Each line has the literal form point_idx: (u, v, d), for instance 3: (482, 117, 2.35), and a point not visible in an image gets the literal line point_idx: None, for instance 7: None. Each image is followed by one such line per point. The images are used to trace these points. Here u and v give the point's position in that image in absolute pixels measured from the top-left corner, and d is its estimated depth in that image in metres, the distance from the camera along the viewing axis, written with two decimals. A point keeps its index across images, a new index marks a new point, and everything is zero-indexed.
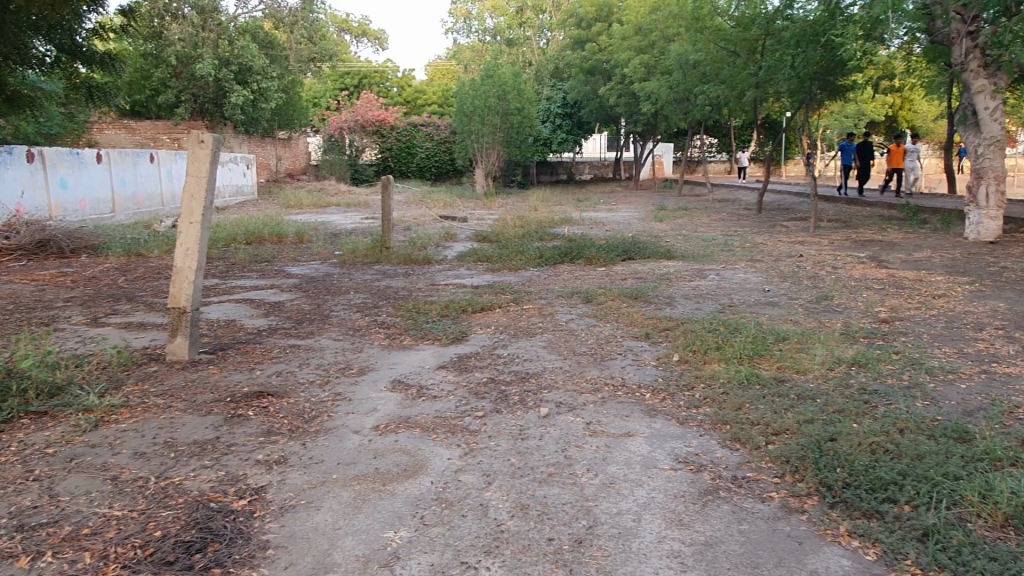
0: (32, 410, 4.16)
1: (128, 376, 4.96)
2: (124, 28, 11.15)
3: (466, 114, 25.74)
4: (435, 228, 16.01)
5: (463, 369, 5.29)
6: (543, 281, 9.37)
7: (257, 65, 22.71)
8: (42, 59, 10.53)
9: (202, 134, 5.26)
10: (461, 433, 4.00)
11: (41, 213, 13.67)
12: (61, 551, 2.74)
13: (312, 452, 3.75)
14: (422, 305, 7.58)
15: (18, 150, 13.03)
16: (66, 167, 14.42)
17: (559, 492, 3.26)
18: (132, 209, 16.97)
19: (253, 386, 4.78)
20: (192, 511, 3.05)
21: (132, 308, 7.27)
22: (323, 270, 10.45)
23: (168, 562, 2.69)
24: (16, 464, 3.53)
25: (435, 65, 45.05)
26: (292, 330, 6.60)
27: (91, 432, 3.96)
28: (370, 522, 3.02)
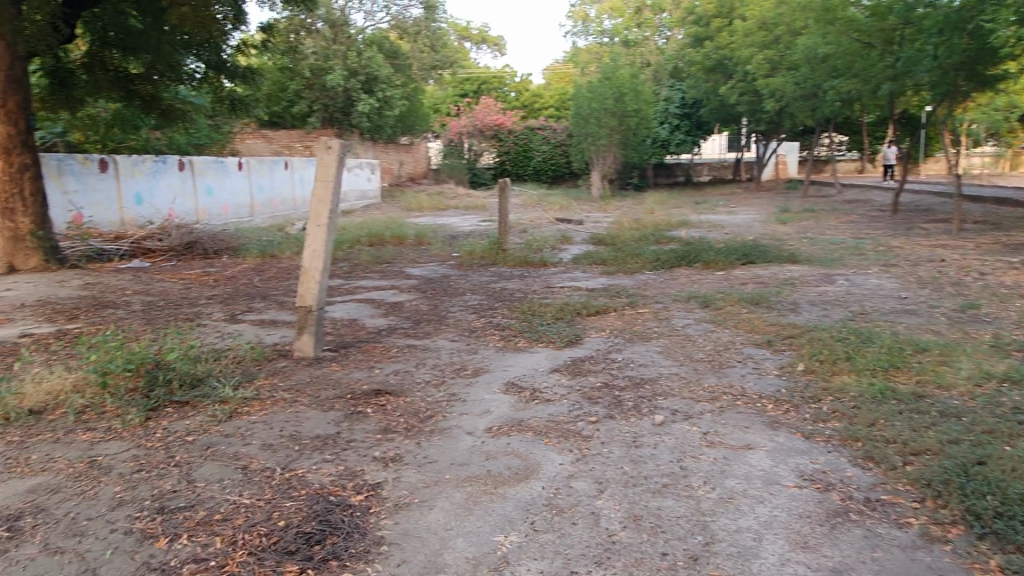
0: (176, 400, 4.40)
1: (260, 370, 5.23)
2: (264, 43, 11.87)
3: (582, 116, 25.59)
4: (550, 231, 16.06)
5: (576, 372, 5.23)
6: (659, 285, 9.17)
7: (383, 74, 24.04)
8: (193, 75, 11.32)
9: (330, 141, 5.45)
10: (573, 438, 3.94)
11: (189, 217, 14.81)
12: (195, 535, 2.91)
13: (427, 451, 3.81)
14: (537, 307, 7.59)
15: (171, 159, 14.17)
16: (211, 174, 15.55)
17: (672, 504, 3.15)
18: (268, 213, 18.08)
19: (373, 384, 4.92)
20: (313, 504, 3.16)
21: (265, 306, 7.72)
22: (442, 272, 10.69)
23: (289, 552, 2.79)
24: (160, 449, 3.78)
25: (554, 69, 45.27)
26: (410, 330, 6.78)
27: (225, 422, 4.20)
28: (481, 524, 3.02)
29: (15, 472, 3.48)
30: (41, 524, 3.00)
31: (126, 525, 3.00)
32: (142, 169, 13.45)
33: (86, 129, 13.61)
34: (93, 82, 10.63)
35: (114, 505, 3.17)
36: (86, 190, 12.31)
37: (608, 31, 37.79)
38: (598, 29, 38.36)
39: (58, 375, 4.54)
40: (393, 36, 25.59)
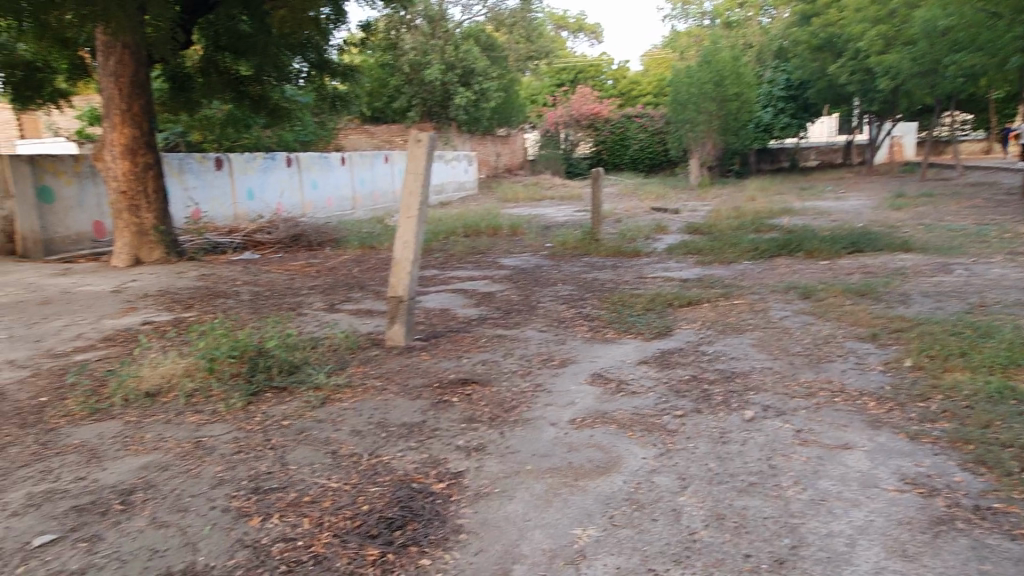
0: (275, 385, 4.56)
1: (354, 358, 5.34)
2: (364, 41, 12.15)
3: (680, 102, 24.99)
4: (646, 220, 15.78)
5: (665, 365, 5.11)
6: (758, 275, 8.84)
7: (480, 67, 24.35)
8: (298, 75, 11.76)
9: (419, 134, 5.47)
10: (658, 432, 3.86)
11: (296, 210, 15.50)
12: (286, 516, 2.97)
13: (510, 441, 3.83)
14: (628, 297, 7.48)
15: (279, 156, 14.87)
16: (317, 169, 16.21)
17: (760, 505, 3.02)
18: (370, 206, 18.68)
19: (460, 373, 4.98)
20: (396, 490, 3.22)
21: (362, 296, 7.99)
22: (534, 262, 10.70)
23: (371, 535, 2.84)
24: (258, 433, 3.88)
25: (652, 54, 44.38)
26: (500, 321, 6.82)
27: (319, 408, 4.27)
28: (560, 516, 3.00)
29: (130, 450, 3.67)
30: (150, 499, 3.13)
31: (225, 503, 3.09)
32: (254, 165, 14.17)
33: (203, 129, 14.46)
34: (208, 85, 11.24)
35: (215, 483, 3.27)
36: (204, 187, 13.05)
37: (709, 14, 36.61)
38: (698, 12, 37.29)
39: (171, 360, 4.76)
40: (490, 28, 25.82)
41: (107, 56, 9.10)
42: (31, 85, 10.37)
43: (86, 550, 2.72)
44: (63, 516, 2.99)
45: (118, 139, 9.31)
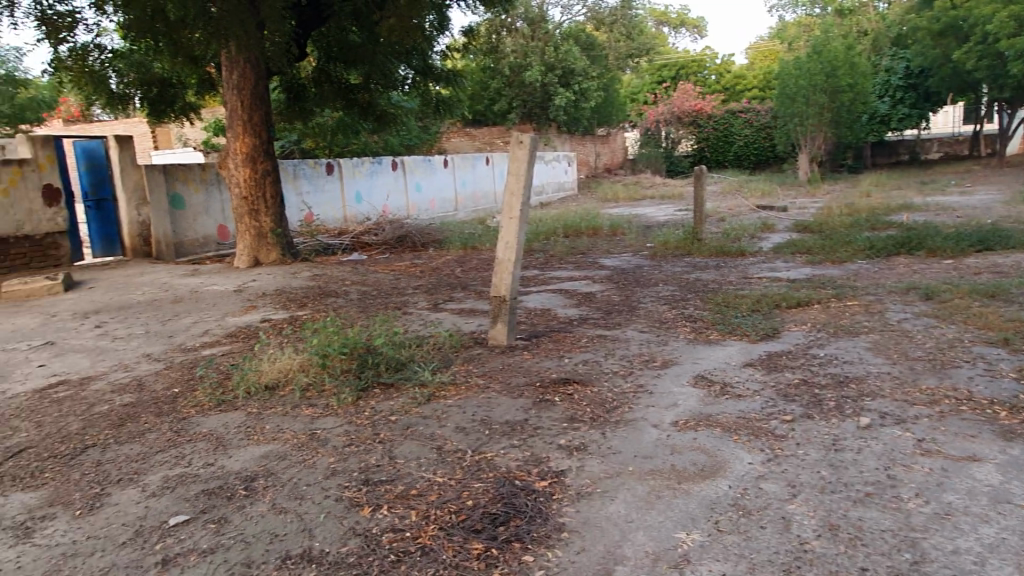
0: (383, 382, 4.73)
1: (458, 356, 5.46)
2: (466, 46, 12.40)
3: (788, 96, 24.04)
4: (751, 219, 15.27)
5: (773, 368, 4.95)
6: (874, 275, 8.39)
7: (580, 67, 24.30)
8: (404, 81, 12.13)
9: (521, 136, 5.48)
10: (765, 437, 3.74)
11: (401, 212, 16.00)
12: (394, 507, 3.08)
13: (611, 442, 3.81)
14: (733, 298, 7.27)
15: (385, 160, 15.39)
16: (420, 172, 16.67)
17: (877, 517, 2.88)
18: (471, 207, 19.03)
19: (562, 373, 5.00)
20: (500, 486, 3.28)
21: (465, 295, 8.16)
22: (635, 262, 10.59)
23: (476, 530, 2.91)
24: (367, 426, 4.03)
25: (758, 47, 42.89)
26: (601, 321, 6.80)
27: (425, 404, 4.40)
28: (663, 520, 2.97)
29: (252, 440, 3.91)
30: (271, 486, 3.32)
31: (338, 493, 3.23)
32: (362, 170, 14.73)
33: (315, 136, 15.16)
34: (320, 94, 11.84)
35: (329, 474, 3.44)
36: (316, 191, 13.67)
37: (820, 2, 34.97)
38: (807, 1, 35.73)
39: (288, 355, 5.02)
40: (590, 28, 26.26)
41: (231, 70, 9.68)
42: (164, 99, 11.23)
43: (214, 531, 2.92)
44: (195, 499, 3.22)
45: (240, 148, 9.91)
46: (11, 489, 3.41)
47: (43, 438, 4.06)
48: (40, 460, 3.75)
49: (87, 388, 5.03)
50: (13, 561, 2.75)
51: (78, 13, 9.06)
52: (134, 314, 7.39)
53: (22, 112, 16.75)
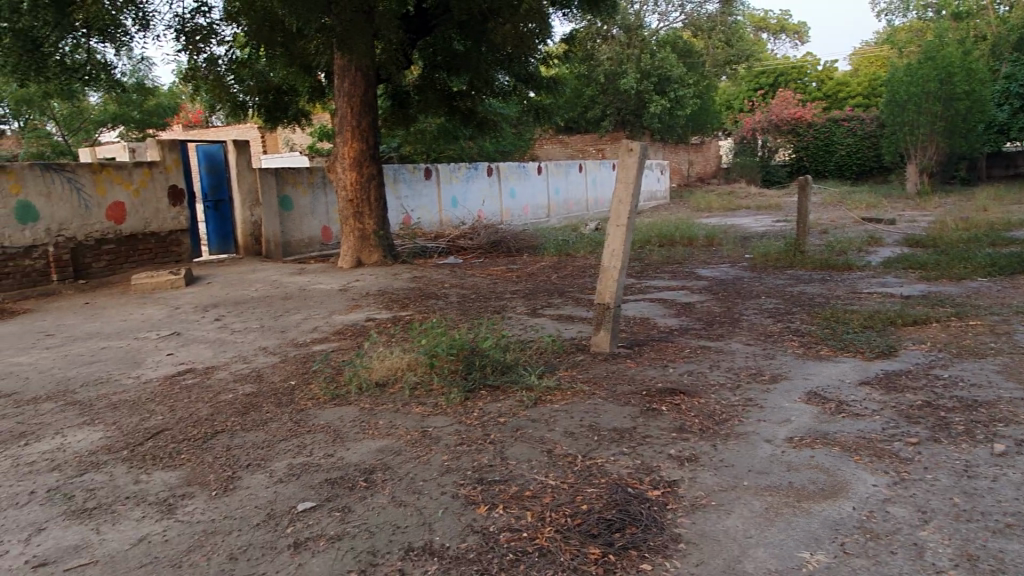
0: (489, 384, 4.80)
1: (561, 362, 5.48)
2: (566, 54, 12.46)
3: (898, 104, 22.93)
4: (856, 232, 14.64)
5: (892, 388, 4.71)
6: (998, 294, 7.88)
7: (676, 74, 23.85)
8: (504, 89, 12.36)
9: (631, 143, 5.45)
10: (889, 459, 3.59)
11: (495, 217, 16.24)
12: (509, 507, 3.13)
13: (722, 455, 3.73)
14: (842, 314, 6.99)
15: (481, 166, 15.65)
16: (514, 178, 16.86)
17: (1021, 549, 2.72)
18: (563, 213, 19.09)
19: (667, 383, 4.93)
20: (613, 492, 3.27)
21: (562, 302, 8.20)
22: (734, 274, 10.34)
23: (592, 535, 2.92)
24: (477, 427, 4.10)
25: (863, 52, 41.12)
26: (703, 332, 6.67)
27: (532, 408, 4.44)
28: (784, 537, 2.90)
29: (368, 434, 4.05)
30: (389, 479, 3.44)
31: (454, 490, 3.31)
32: (458, 175, 15.04)
33: (416, 141, 15.59)
34: (423, 102, 12.14)
35: (443, 471, 3.52)
36: (414, 195, 14.01)
37: (934, 5, 33.16)
38: (920, 3, 33.89)
39: (397, 354, 5.15)
40: (688, 34, 26.07)
41: (343, 78, 10.07)
42: (278, 107, 11.84)
43: (340, 519, 3.05)
44: (319, 488, 3.37)
45: (348, 152, 10.29)
46: (152, 467, 3.66)
47: (176, 422, 4.35)
48: (176, 441, 4.01)
49: (211, 377, 5.35)
50: (160, 534, 2.96)
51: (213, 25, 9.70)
52: (249, 309, 7.79)
53: (148, 117, 17.98)
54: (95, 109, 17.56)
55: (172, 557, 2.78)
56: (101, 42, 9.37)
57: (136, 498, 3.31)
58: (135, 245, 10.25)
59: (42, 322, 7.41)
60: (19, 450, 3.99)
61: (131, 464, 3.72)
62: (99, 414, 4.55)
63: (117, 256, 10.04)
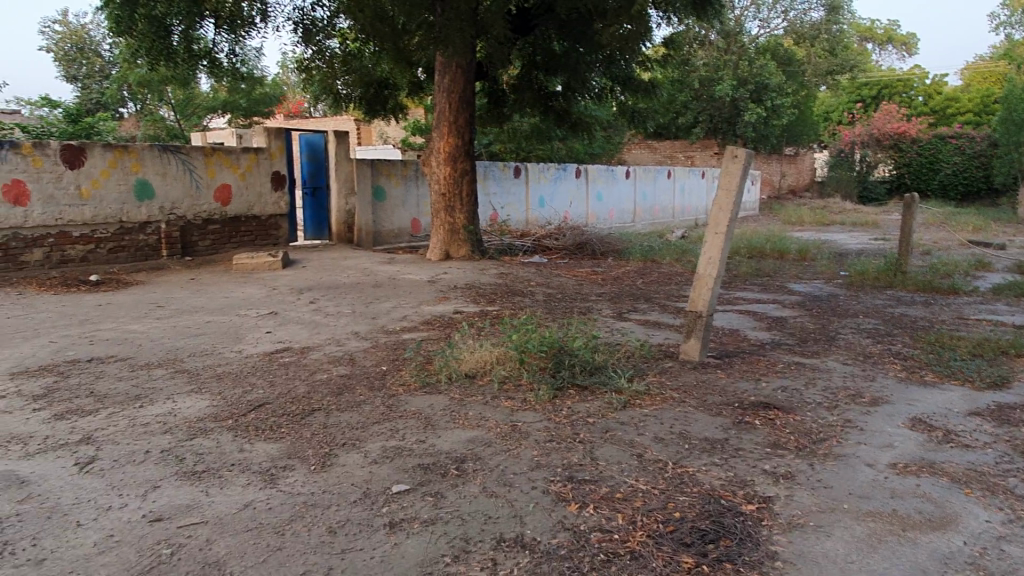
0: (578, 384, 4.79)
1: (649, 367, 5.41)
2: (666, 58, 12.30)
3: (1014, 122, 21.56)
4: (963, 255, 13.86)
5: (1006, 421, 4.44)
6: None
7: (775, 82, 23.07)
8: (600, 91, 12.31)
9: (736, 149, 5.31)
10: (1003, 496, 3.39)
11: (581, 220, 16.20)
12: (600, 508, 3.11)
13: (821, 475, 3.60)
14: (949, 339, 6.63)
15: (570, 167, 15.64)
16: (602, 181, 16.77)
17: None
18: (648, 219, 18.86)
19: (761, 397, 4.79)
20: (705, 503, 3.21)
21: (649, 307, 8.09)
22: (828, 290, 9.97)
23: (685, 543, 2.87)
24: (566, 425, 4.11)
25: (976, 66, 38.95)
26: (796, 348, 6.46)
27: (621, 410, 4.41)
28: (889, 567, 2.78)
29: (459, 423, 4.12)
30: (480, 470, 3.48)
31: (544, 486, 3.32)
32: (547, 175, 15.07)
33: (507, 139, 15.72)
34: (519, 101, 12.26)
35: (533, 466, 3.53)
36: (503, 193, 14.11)
37: None
38: None
39: (487, 347, 5.19)
40: (789, 41, 25.38)
41: (443, 74, 10.25)
42: (379, 100, 12.15)
43: (433, 504, 3.11)
44: (413, 471, 3.44)
45: (444, 147, 10.47)
46: (255, 437, 3.83)
47: (276, 397, 4.53)
48: (277, 415, 4.18)
49: (308, 356, 5.55)
50: (264, 502, 3.09)
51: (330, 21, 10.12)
52: (342, 294, 8.03)
53: (254, 105, 18.81)
54: (206, 96, 18.50)
55: (276, 524, 2.90)
56: (227, 33, 9.91)
57: (240, 466, 3.46)
58: (238, 226, 10.73)
59: (153, 294, 7.86)
60: (134, 412, 4.25)
61: (236, 433, 3.89)
62: (206, 384, 4.79)
63: (221, 236, 10.53)
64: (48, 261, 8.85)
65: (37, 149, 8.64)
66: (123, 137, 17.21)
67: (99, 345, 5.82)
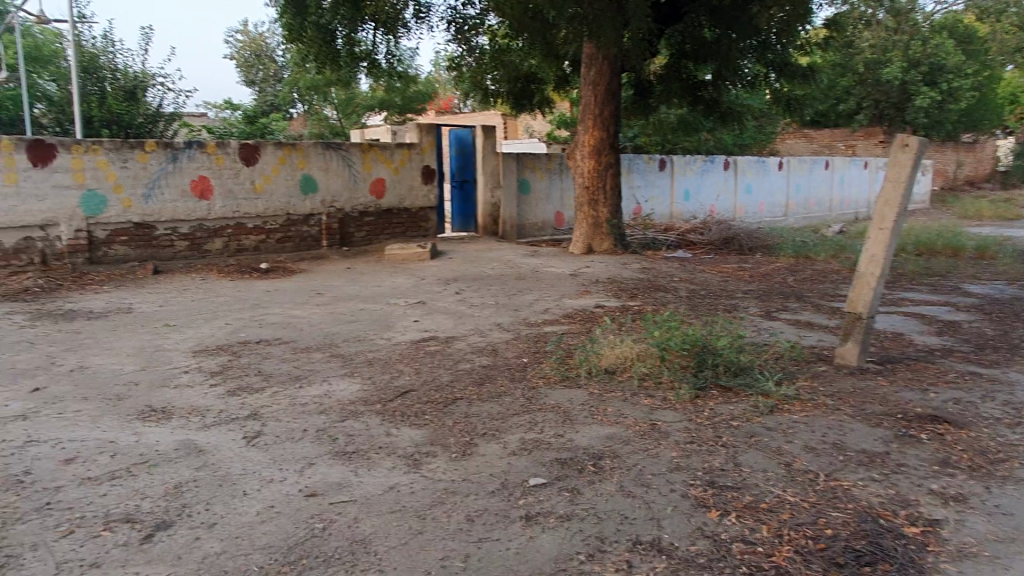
0: (722, 384, 4.61)
1: (800, 370, 5.11)
2: (826, 40, 11.53)
3: None
4: None
5: None
6: None
7: (952, 63, 21.06)
8: (753, 79, 11.76)
9: (907, 138, 4.90)
10: None
11: (728, 214, 15.60)
12: (743, 517, 2.98)
13: (999, 500, 3.24)
14: None
15: (718, 159, 15.10)
16: (752, 173, 16.05)
17: None
18: (802, 213, 17.83)
19: (928, 409, 4.38)
20: (862, 521, 2.98)
21: (801, 306, 7.64)
22: (1012, 293, 8.95)
23: (837, 564, 2.69)
24: (708, 427, 3.97)
25: None
26: (971, 356, 5.86)
27: (768, 415, 4.19)
28: None
29: (596, 419, 4.09)
30: (617, 468, 3.43)
31: (684, 489, 3.22)
32: (694, 167, 14.63)
33: (653, 131, 15.41)
34: (666, 91, 11.98)
35: (673, 468, 3.44)
36: (647, 186, 13.85)
37: None
38: None
39: (628, 343, 5.11)
40: (970, 17, 23.06)
41: (590, 67, 10.21)
42: (525, 95, 12.30)
43: (568, 499, 3.11)
44: (550, 465, 3.46)
45: (589, 140, 10.41)
46: (401, 423, 4.00)
47: (422, 384, 4.72)
48: (422, 402, 4.35)
49: (453, 346, 5.74)
50: (408, 486, 3.22)
51: (479, 17, 10.35)
52: (486, 285, 8.22)
53: (408, 103, 19.68)
54: (365, 95, 19.56)
55: (418, 508, 3.02)
56: (384, 33, 10.41)
57: (387, 449, 3.64)
58: (390, 218, 11.25)
59: (314, 282, 8.42)
60: (296, 391, 4.58)
61: (384, 417, 4.09)
62: (358, 368, 5.08)
63: (375, 227, 11.11)
64: (227, 250, 9.73)
65: (220, 148, 9.52)
66: (292, 136, 18.57)
67: (267, 328, 6.33)
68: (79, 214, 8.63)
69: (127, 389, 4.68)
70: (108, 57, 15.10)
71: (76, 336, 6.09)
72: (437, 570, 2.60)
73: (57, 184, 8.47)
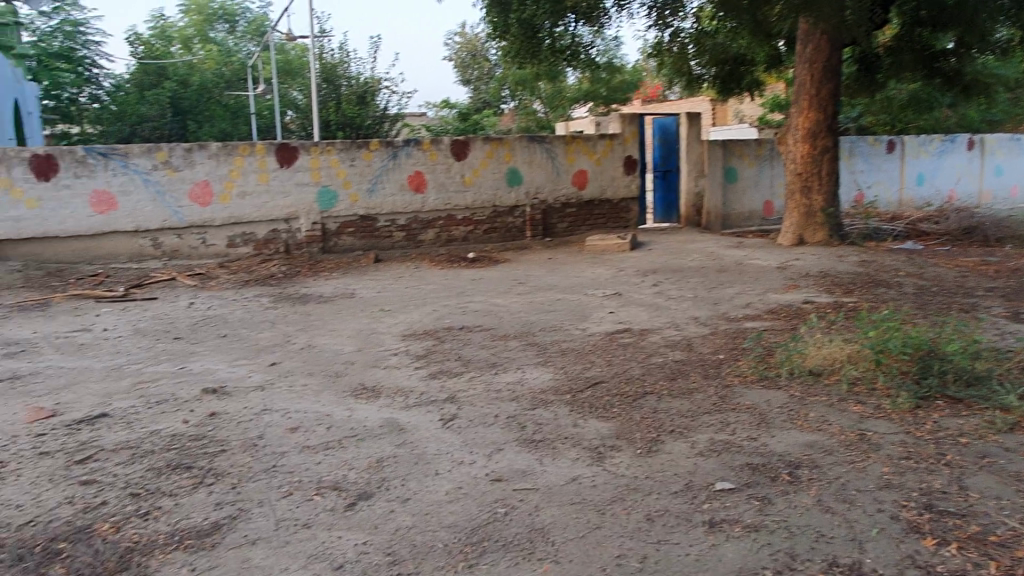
0: (949, 395, 4.07)
1: None
2: None
3: None
4: None
5: None
6: None
7: None
8: (1006, 44, 10.20)
9: None
10: None
11: (971, 199, 13.79)
12: (966, 549, 2.61)
13: None
14: None
15: (961, 138, 13.35)
16: (1004, 153, 14.03)
17: None
18: None
19: None
20: None
21: None
22: None
23: None
24: (929, 442, 3.53)
25: None
26: None
27: (1006, 433, 3.63)
28: None
29: (797, 424, 3.80)
30: (817, 479, 3.17)
31: (894, 510, 2.89)
32: (929, 149, 13.07)
33: (881, 110, 13.96)
34: (896, 65, 10.77)
35: (883, 485, 3.10)
36: (873, 171, 12.59)
37: None
38: None
39: (838, 343, 4.69)
40: None
41: (806, 43, 9.49)
42: (734, 78, 11.72)
43: (758, 508, 2.92)
44: (740, 470, 3.28)
45: (803, 123, 9.69)
46: (589, 414, 4.01)
47: (613, 376, 4.69)
48: (611, 394, 4.33)
49: (646, 338, 5.63)
50: (590, 479, 3.22)
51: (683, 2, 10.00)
52: (685, 278, 7.97)
53: (613, 93, 19.61)
54: (572, 88, 19.80)
55: (598, 502, 3.00)
56: (585, 25, 10.44)
57: (573, 440, 3.66)
58: (591, 210, 11.30)
59: (515, 272, 8.70)
60: (491, 377, 4.77)
61: (573, 407, 4.13)
62: (552, 358, 5.17)
63: (577, 218, 11.22)
64: (438, 240, 10.37)
65: (434, 145, 10.13)
66: (502, 130, 19.31)
67: (469, 315, 6.65)
68: (315, 209, 9.65)
69: (346, 367, 5.17)
70: (345, 66, 16.73)
71: (309, 317, 6.84)
72: (613, 567, 2.57)
73: (299, 182, 9.54)
